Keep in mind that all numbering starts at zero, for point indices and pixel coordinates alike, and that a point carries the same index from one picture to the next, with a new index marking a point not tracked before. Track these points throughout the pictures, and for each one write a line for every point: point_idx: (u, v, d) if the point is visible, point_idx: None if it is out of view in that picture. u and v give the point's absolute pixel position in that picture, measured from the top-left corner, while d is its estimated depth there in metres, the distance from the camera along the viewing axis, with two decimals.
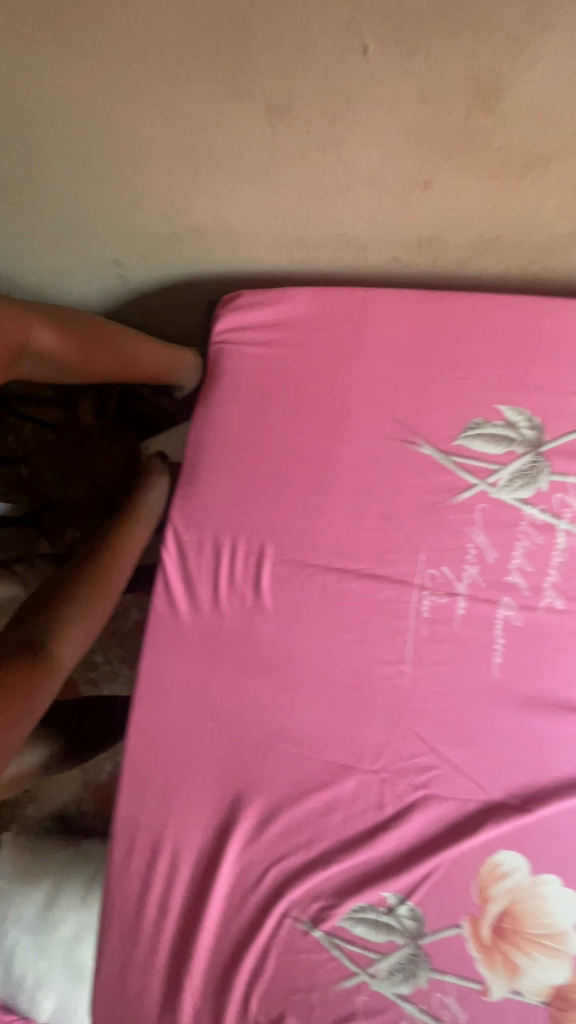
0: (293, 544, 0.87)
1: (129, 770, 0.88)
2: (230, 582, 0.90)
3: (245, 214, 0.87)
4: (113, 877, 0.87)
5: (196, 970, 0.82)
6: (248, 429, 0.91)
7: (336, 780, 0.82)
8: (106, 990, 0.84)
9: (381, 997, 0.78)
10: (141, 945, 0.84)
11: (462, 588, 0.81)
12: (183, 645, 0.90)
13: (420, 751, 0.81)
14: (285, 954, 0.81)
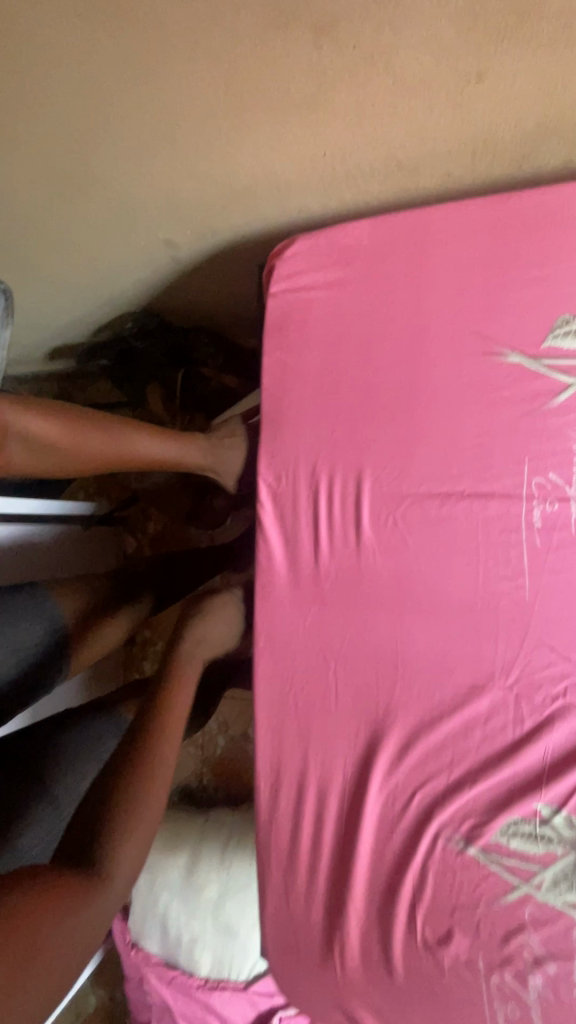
0: (389, 477, 0.88)
1: (261, 716, 0.92)
2: (330, 524, 0.91)
3: (294, 154, 0.88)
4: (263, 817, 0.91)
5: (357, 893, 0.86)
6: (326, 373, 0.92)
7: (469, 700, 0.83)
8: (273, 919, 0.90)
9: (549, 908, 0.78)
10: (299, 872, 0.90)
11: (573, 492, 0.79)
12: (293, 592, 0.92)
13: (553, 661, 0.80)
14: (442, 874, 0.82)
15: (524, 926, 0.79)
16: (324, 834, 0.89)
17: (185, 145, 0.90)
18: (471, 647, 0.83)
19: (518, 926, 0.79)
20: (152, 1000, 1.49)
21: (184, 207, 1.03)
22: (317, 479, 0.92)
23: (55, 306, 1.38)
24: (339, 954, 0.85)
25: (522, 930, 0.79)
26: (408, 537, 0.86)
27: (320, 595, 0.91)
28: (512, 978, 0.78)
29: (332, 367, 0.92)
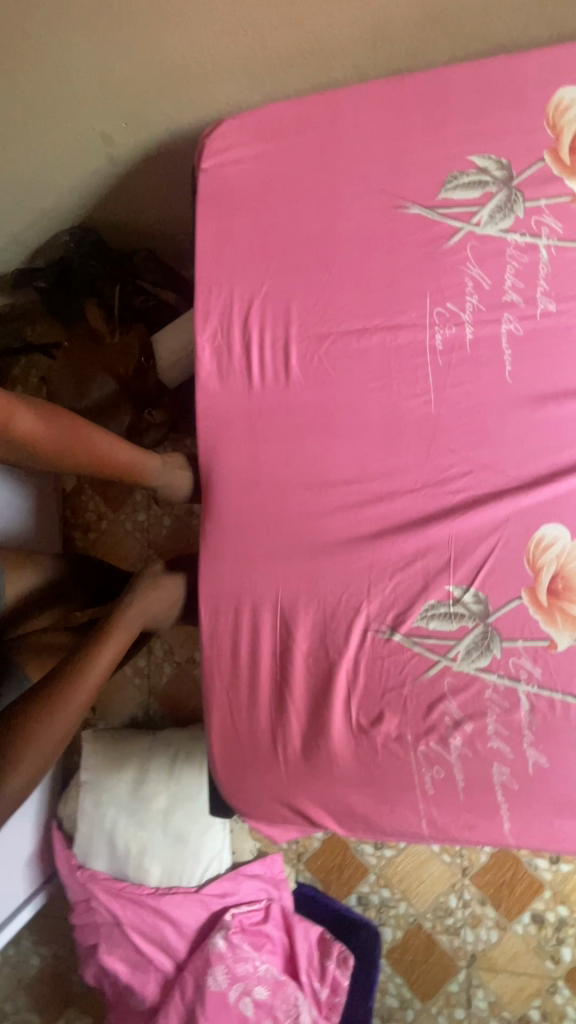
0: (312, 319, 0.98)
1: (204, 547, 0.99)
2: (262, 366, 0.99)
3: (219, 35, 1.01)
4: (209, 640, 0.97)
5: (296, 695, 0.93)
6: (254, 232, 1.02)
7: (389, 503, 0.93)
8: (220, 731, 0.96)
9: (465, 675, 0.87)
10: (242, 688, 0.96)
11: (467, 315, 0.92)
12: (230, 430, 1.00)
13: (459, 460, 0.91)
14: (372, 662, 0.91)
15: (444, 695, 0.88)
16: (264, 649, 0.95)
17: (119, 19, 1.00)
18: (389, 459, 0.94)
19: (439, 697, 0.88)
20: (100, 916, 1.45)
21: (119, 92, 1.12)
22: (248, 327, 1.00)
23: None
24: (282, 748, 0.94)
25: (442, 699, 0.88)
26: (330, 369, 0.97)
27: (254, 430, 0.99)
28: (435, 743, 0.87)
29: (259, 227, 1.01)
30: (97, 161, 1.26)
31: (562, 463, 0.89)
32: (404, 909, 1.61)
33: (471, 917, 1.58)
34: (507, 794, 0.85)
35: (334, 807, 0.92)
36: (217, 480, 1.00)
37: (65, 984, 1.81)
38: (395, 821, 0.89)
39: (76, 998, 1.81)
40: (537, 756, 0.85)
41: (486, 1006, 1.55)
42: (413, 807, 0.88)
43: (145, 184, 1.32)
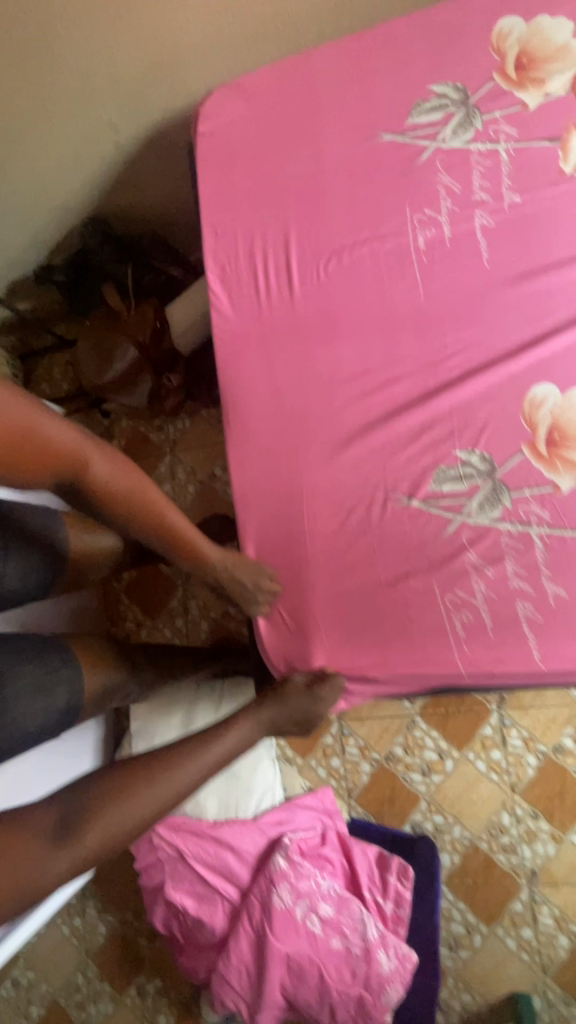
0: (308, 243, 1.11)
1: (232, 447, 1.07)
2: (268, 287, 1.12)
3: (204, 17, 1.19)
4: (244, 530, 1.04)
5: (329, 569, 1.00)
6: (249, 179, 1.16)
7: (394, 389, 1.02)
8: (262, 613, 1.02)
9: (481, 527, 0.95)
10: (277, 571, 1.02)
11: (443, 217, 1.04)
12: (244, 343, 1.10)
13: (452, 340, 1.01)
14: (396, 528, 0.98)
15: (464, 548, 0.95)
16: (293, 533, 1.03)
17: (120, 12, 1.17)
18: (390, 351, 1.03)
19: (459, 550, 0.95)
20: (164, 852, 1.50)
21: (120, 82, 1.29)
22: (251, 258, 1.13)
23: (14, 212, 1.59)
24: (321, 621, 1.00)
25: (462, 552, 0.95)
26: (328, 283, 1.09)
27: (265, 343, 1.09)
28: (462, 588, 0.94)
29: (254, 172, 1.16)
30: (104, 150, 1.44)
31: (545, 328, 0.98)
32: (459, 833, 1.64)
33: (526, 833, 1.59)
34: (532, 626, 0.91)
35: (373, 669, 0.97)
36: (235, 388, 1.09)
37: (133, 947, 1.84)
38: (433, 667, 0.94)
39: (145, 960, 1.83)
40: (556, 587, 0.92)
41: (552, 921, 1.55)
42: (449, 652, 0.94)
43: (147, 164, 1.49)
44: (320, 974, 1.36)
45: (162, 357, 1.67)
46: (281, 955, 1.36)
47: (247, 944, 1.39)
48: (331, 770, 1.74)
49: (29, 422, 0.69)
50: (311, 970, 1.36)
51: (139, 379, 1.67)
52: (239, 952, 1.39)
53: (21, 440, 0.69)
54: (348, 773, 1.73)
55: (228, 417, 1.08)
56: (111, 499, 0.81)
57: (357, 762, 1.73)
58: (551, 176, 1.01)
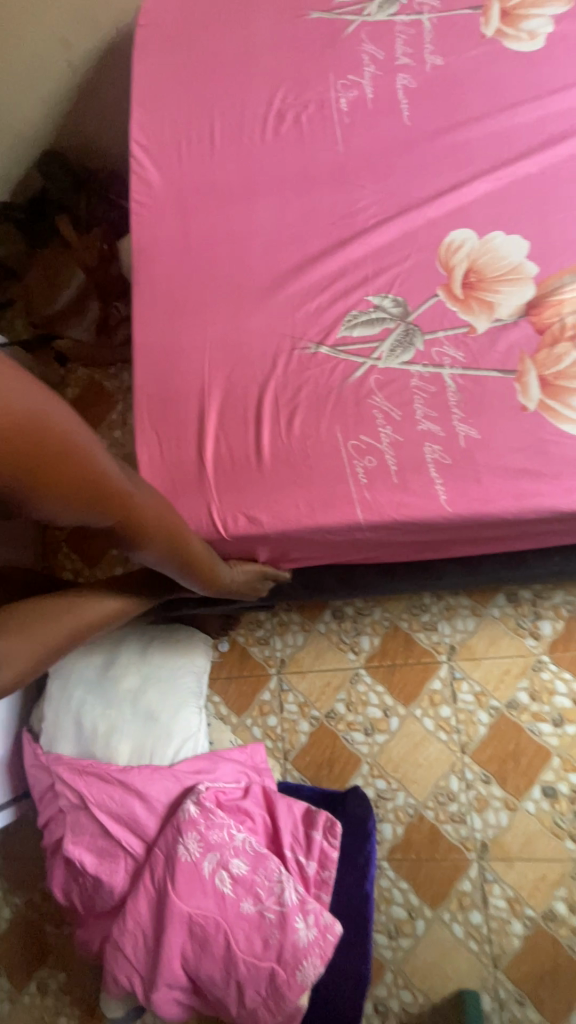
0: (233, 109, 1.06)
1: (141, 308, 1.02)
2: (190, 150, 1.07)
3: None
4: (142, 386, 0.97)
5: (230, 423, 0.91)
6: (181, 45, 1.11)
7: (307, 242, 0.96)
8: (153, 472, 0.92)
9: (391, 371, 0.87)
10: (175, 426, 0.94)
11: (366, 80, 1.01)
12: (160, 205, 1.05)
13: (368, 192, 0.96)
14: (301, 376, 0.90)
15: (372, 392, 0.87)
16: (195, 390, 0.95)
17: None
18: (307, 208, 0.98)
19: (366, 393, 0.87)
20: (66, 800, 1.32)
21: None
22: (176, 125, 1.08)
23: None
24: (214, 471, 0.89)
25: (370, 395, 0.87)
26: (248, 148, 1.04)
27: (182, 208, 1.04)
28: (365, 435, 0.85)
29: (183, 41, 1.11)
30: (61, 69, 1.50)
31: (462, 177, 0.93)
32: (404, 801, 1.45)
33: (476, 801, 1.42)
34: (440, 470, 0.81)
35: (260, 515, 0.86)
36: (149, 256, 1.04)
37: (38, 935, 1.51)
38: (329, 516, 0.83)
39: (49, 953, 1.50)
40: (468, 429, 0.82)
41: (505, 904, 1.35)
42: (346, 498, 0.83)
43: (99, 89, 1.53)
44: (227, 943, 1.16)
45: (110, 282, 1.63)
46: (182, 917, 1.17)
47: (146, 906, 1.20)
48: (266, 729, 1.56)
49: (93, 458, 0.54)
50: (217, 938, 1.17)
51: (86, 303, 1.60)
52: (136, 914, 1.20)
53: (86, 474, 0.53)
54: (285, 733, 1.55)
55: (140, 280, 1.03)
56: (149, 526, 0.67)
57: (296, 721, 1.55)
58: (472, 37, 0.98)
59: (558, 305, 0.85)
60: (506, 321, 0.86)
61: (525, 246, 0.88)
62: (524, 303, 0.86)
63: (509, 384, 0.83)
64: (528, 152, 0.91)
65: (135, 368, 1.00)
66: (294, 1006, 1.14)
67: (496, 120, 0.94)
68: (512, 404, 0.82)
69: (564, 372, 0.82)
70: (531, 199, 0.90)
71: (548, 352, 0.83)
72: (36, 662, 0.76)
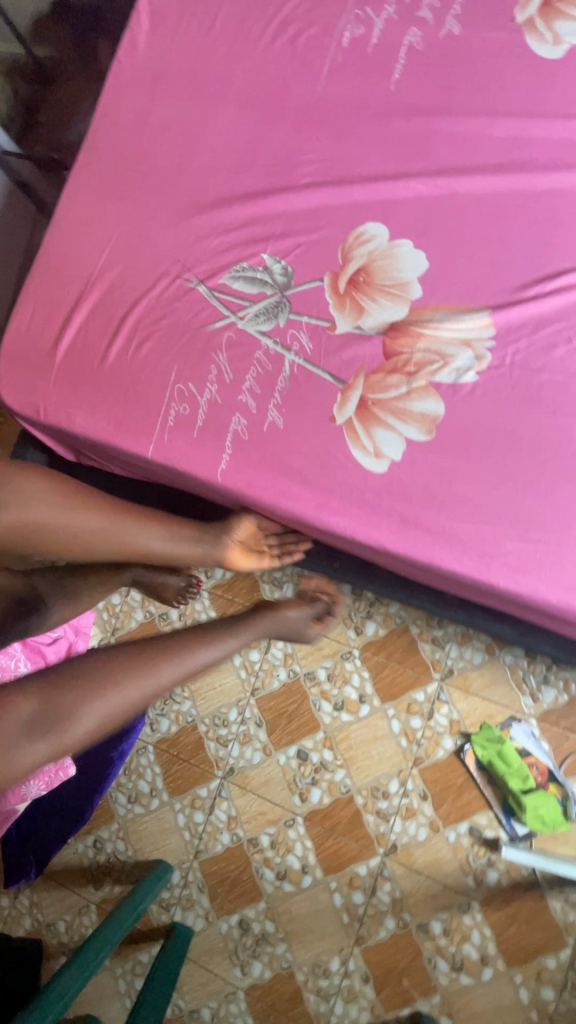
0: None
1: (74, 174, 1.01)
2: (187, 26, 1.00)
3: None
4: (42, 251, 1.00)
5: (94, 320, 0.95)
6: None
7: (242, 176, 0.94)
8: (14, 334, 0.97)
9: (244, 335, 0.89)
10: (53, 302, 0.98)
11: (378, 20, 0.92)
12: (136, 73, 1.02)
13: (320, 145, 0.92)
14: (171, 305, 0.92)
15: (220, 347, 0.90)
16: (83, 277, 0.97)
17: None
18: (260, 137, 0.94)
19: (215, 345, 0.90)
20: None
21: None
22: None
23: None
24: (60, 357, 0.94)
25: (217, 349, 0.90)
26: (240, 51, 0.97)
27: (154, 86, 1.00)
28: (194, 383, 0.89)
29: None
30: None
31: (408, 168, 0.89)
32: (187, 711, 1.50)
33: (241, 734, 1.45)
34: (234, 442, 0.86)
35: (77, 414, 0.92)
36: (105, 129, 1.02)
37: None
38: (130, 441, 0.89)
39: None
40: (276, 416, 0.86)
41: (223, 818, 1.42)
42: (150, 431, 0.89)
43: None
44: None
45: None
46: None
47: None
48: None
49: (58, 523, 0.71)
50: None
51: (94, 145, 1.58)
52: None
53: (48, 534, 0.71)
54: None
55: (87, 144, 1.02)
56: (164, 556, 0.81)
57: None
58: (499, 17, 0.89)
59: (418, 337, 0.84)
60: (365, 333, 0.86)
61: (423, 266, 0.86)
62: (390, 323, 0.86)
63: (333, 391, 0.85)
64: (481, 168, 0.86)
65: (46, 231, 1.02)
66: (9, 808, 1.06)
67: (471, 120, 0.87)
68: (324, 411, 0.85)
69: (386, 401, 0.83)
70: (455, 220, 0.86)
71: (383, 376, 0.84)
72: (99, 735, 0.56)
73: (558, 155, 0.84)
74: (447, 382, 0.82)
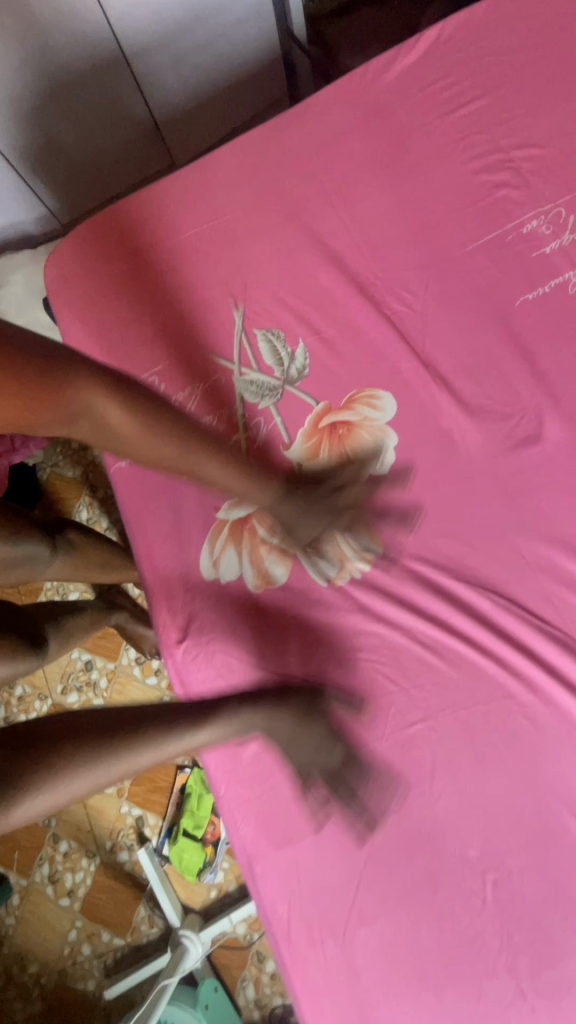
0: (497, 116, 0.94)
1: (250, 142, 1.03)
2: (436, 96, 0.97)
3: None
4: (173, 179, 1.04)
5: (153, 270, 1.00)
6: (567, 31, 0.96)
7: (350, 261, 0.94)
8: (99, 225, 1.04)
9: (229, 387, 0.94)
10: (143, 225, 1.03)
11: (566, 235, 0.88)
12: (365, 98, 1.00)
13: (422, 295, 0.91)
14: (207, 313, 0.97)
15: (206, 377, 0.95)
16: (177, 227, 1.02)
17: None
18: (390, 244, 0.93)
19: (203, 373, 0.95)
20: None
21: None
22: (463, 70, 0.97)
23: None
24: (107, 274, 1.02)
25: (202, 377, 0.95)
26: (449, 155, 0.94)
27: (366, 123, 0.99)
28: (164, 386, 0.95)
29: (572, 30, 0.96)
30: None
31: (456, 380, 0.88)
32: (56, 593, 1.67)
33: None
34: None
35: (81, 327, 1.01)
36: (302, 121, 1.02)
37: None
38: None
39: None
40: None
41: None
42: None
43: None
44: None
45: None
46: None
47: None
48: None
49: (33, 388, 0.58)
50: None
51: None
52: None
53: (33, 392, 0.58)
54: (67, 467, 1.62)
55: (281, 125, 1.03)
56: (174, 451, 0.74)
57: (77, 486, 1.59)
58: None
59: None
60: None
61: (386, 468, 0.87)
62: None
63: None
64: (500, 435, 0.85)
65: (192, 165, 1.05)
66: None
67: (535, 392, 0.85)
68: (220, 495, 0.91)
69: (259, 539, 0.89)
70: (442, 454, 0.86)
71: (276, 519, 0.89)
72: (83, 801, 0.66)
73: (556, 486, 0.83)
74: (308, 571, 0.87)
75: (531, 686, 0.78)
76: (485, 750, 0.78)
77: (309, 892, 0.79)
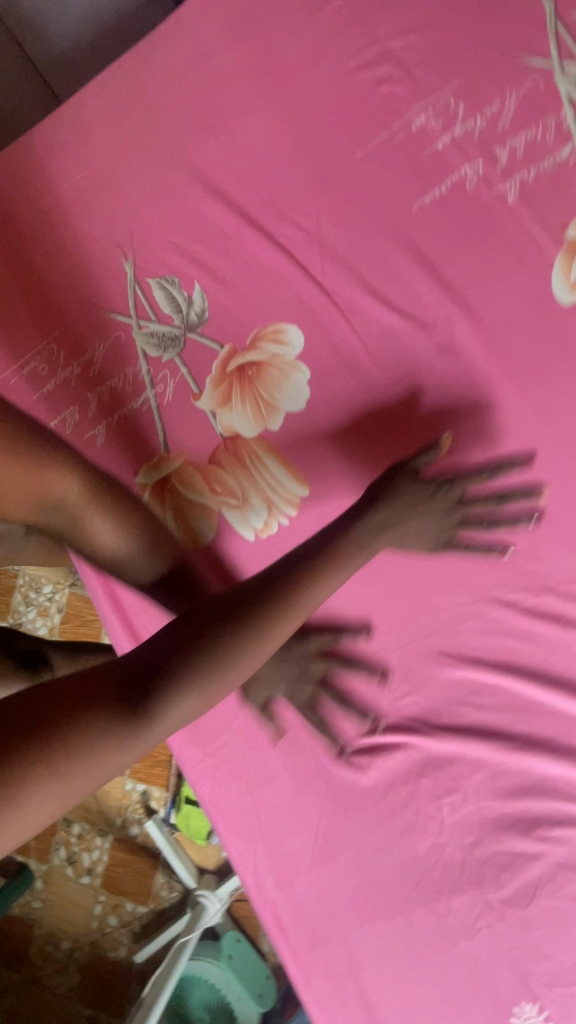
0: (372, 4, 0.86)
1: (118, 74, 0.96)
2: None
3: None
4: (45, 128, 0.97)
5: (36, 229, 0.94)
6: None
7: (237, 190, 0.89)
8: None
9: (129, 342, 0.90)
10: (20, 184, 0.97)
11: (457, 126, 0.81)
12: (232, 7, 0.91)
13: (315, 215, 0.85)
14: (97, 269, 0.92)
15: (105, 336, 0.90)
16: (55, 179, 0.96)
17: None
18: (276, 165, 0.87)
19: (102, 332, 0.91)
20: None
21: None
22: None
23: None
24: None
25: (101, 336, 0.91)
26: (324, 56, 0.87)
27: (236, 34, 0.91)
28: (64, 351, 0.91)
29: None
30: None
31: (360, 301, 0.83)
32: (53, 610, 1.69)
33: (42, 610, 1.69)
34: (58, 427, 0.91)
35: None
36: (170, 42, 0.94)
37: None
38: None
39: None
40: (101, 433, 0.90)
41: None
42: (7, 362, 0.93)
43: None
44: None
45: None
46: None
47: None
48: None
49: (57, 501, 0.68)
50: None
51: None
52: None
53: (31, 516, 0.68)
54: None
55: (148, 51, 0.95)
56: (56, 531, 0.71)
57: None
58: (551, 217, 0.78)
59: (244, 465, 0.85)
60: (214, 424, 0.86)
61: (299, 405, 0.84)
62: (237, 434, 0.86)
63: (153, 447, 0.88)
64: (410, 353, 0.81)
65: (63, 109, 0.98)
66: None
67: (442, 300, 0.80)
68: (136, 456, 0.89)
69: (181, 495, 0.86)
70: (353, 382, 0.83)
71: (195, 474, 0.86)
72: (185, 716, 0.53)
73: (474, 397, 0.79)
74: (235, 522, 0.85)
75: (466, 607, 0.77)
76: (428, 677, 0.77)
77: (272, 842, 0.79)
